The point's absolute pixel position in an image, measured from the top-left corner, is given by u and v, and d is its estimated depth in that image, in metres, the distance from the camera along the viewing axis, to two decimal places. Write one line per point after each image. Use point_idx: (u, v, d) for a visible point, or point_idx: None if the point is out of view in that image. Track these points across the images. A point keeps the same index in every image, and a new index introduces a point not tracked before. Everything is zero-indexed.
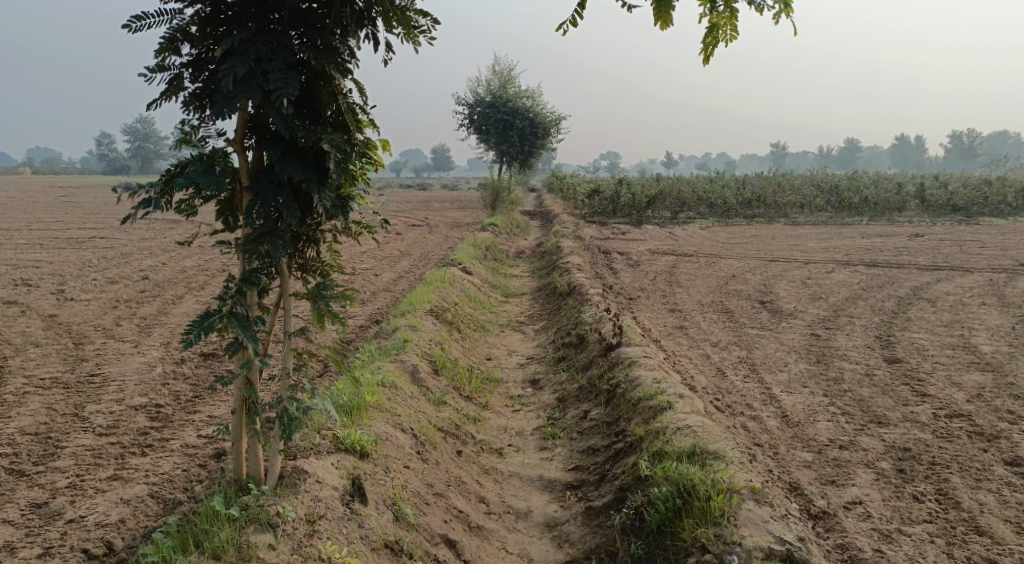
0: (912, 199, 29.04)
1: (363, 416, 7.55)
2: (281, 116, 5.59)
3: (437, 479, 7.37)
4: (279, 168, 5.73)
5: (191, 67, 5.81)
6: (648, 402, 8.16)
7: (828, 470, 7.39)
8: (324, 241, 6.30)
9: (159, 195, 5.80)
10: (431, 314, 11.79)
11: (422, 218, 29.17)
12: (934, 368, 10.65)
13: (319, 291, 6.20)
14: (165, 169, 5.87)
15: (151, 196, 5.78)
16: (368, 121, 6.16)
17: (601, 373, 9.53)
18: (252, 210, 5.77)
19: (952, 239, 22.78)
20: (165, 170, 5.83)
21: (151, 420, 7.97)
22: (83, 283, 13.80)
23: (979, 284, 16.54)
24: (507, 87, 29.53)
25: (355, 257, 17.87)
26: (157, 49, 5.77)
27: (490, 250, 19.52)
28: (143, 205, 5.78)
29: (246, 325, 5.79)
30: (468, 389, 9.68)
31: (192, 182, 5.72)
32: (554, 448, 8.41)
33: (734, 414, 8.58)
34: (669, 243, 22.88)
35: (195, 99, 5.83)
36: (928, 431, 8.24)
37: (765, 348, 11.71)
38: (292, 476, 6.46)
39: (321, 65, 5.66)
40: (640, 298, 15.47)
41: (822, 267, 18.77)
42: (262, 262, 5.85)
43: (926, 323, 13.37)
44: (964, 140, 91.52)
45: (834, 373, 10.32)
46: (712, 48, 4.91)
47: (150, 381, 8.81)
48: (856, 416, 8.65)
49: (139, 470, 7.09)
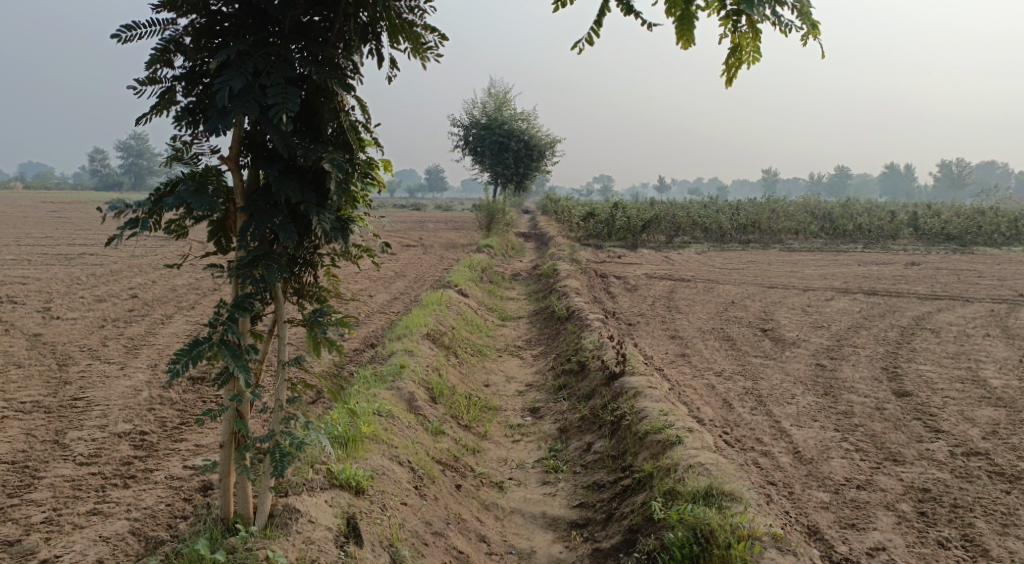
0: (905, 227, 28.82)
1: (358, 448, 7.18)
2: (279, 133, 5.26)
3: (436, 516, 6.99)
4: (276, 188, 5.39)
5: (183, 79, 5.47)
6: (656, 435, 7.79)
7: (847, 512, 7.05)
8: (322, 264, 5.95)
9: (148, 214, 5.44)
10: (427, 338, 11.43)
11: (416, 239, 28.86)
12: (945, 402, 10.30)
13: (315, 318, 5.85)
14: (155, 187, 5.52)
15: (139, 216, 5.42)
16: (371, 140, 5.83)
17: (605, 404, 9.16)
18: (247, 232, 5.41)
19: (949, 269, 22.51)
20: (154, 189, 5.46)
21: (135, 448, 7.57)
22: (69, 301, 13.43)
23: (981, 314, 16.25)
24: (503, 109, 29.33)
25: (349, 278, 17.54)
26: (148, 59, 5.43)
27: (486, 272, 19.19)
28: (129, 225, 5.41)
29: (237, 354, 5.42)
30: (466, 418, 9.30)
31: (182, 202, 5.36)
32: (557, 483, 8.04)
33: (745, 449, 8.22)
34: (666, 268, 22.58)
35: (186, 113, 5.48)
36: (947, 470, 7.89)
37: (771, 379, 11.36)
38: (283, 515, 6.08)
39: (322, 80, 5.33)
40: (640, 323, 15.14)
41: (822, 295, 18.46)
42: (256, 286, 5.48)
43: (932, 355, 13.04)
44: (954, 169, 91.93)
45: (843, 406, 9.97)
46: (735, 70, 4.59)
47: (135, 406, 8.42)
48: (871, 452, 8.31)
49: (119, 504, 6.69)
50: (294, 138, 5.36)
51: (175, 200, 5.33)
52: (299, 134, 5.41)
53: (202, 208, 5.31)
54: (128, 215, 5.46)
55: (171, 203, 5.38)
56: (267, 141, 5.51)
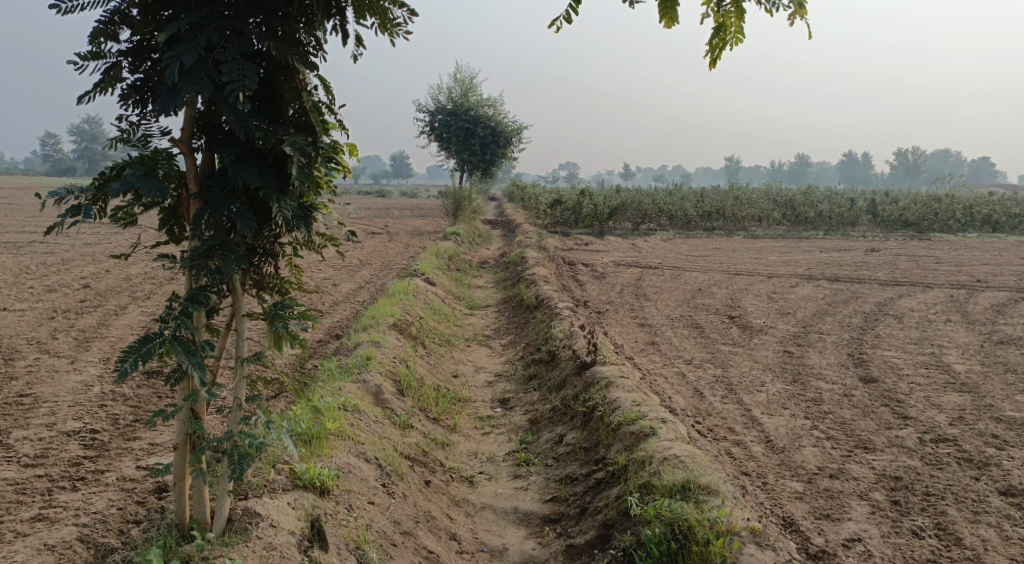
0: (865, 213, 29.05)
1: (323, 446, 7.03)
2: (234, 112, 5.06)
3: (405, 515, 6.87)
4: (234, 173, 5.18)
5: (130, 55, 5.22)
6: (629, 427, 7.73)
7: (821, 502, 7.05)
8: (283, 255, 5.76)
9: (91, 202, 5.17)
10: (394, 328, 11.27)
11: (381, 226, 28.61)
12: (911, 389, 10.33)
13: (276, 312, 5.68)
14: (99, 172, 5.26)
15: (82, 203, 5.15)
16: (335, 122, 5.64)
17: (576, 394, 9.07)
18: (202, 220, 5.20)
19: (908, 255, 22.71)
20: (98, 174, 5.21)
21: (85, 447, 7.49)
22: (20, 291, 13.11)
23: (942, 300, 16.39)
24: (468, 95, 29.16)
25: (313, 267, 17.31)
26: (91, 33, 5.17)
27: (452, 260, 19.03)
28: (71, 212, 5.13)
29: (191, 351, 5.23)
30: (435, 410, 9.18)
31: (128, 187, 5.09)
32: (528, 476, 7.95)
33: (717, 439, 8.19)
34: (632, 255, 22.57)
35: (133, 92, 5.23)
36: (917, 457, 7.90)
37: (740, 366, 11.35)
38: (243, 520, 5.91)
39: (282, 56, 5.12)
40: (608, 312, 15.08)
41: (786, 281, 18.53)
42: (211, 278, 5.28)
43: (896, 340, 13.12)
44: (910, 157, 93.36)
45: (812, 394, 9.96)
46: (720, 51, 4.49)
47: (87, 402, 8.32)
48: (841, 441, 8.30)
49: (67, 509, 6.59)
50: (252, 118, 5.16)
51: (121, 185, 5.06)
52: (258, 113, 5.20)
53: (151, 194, 5.05)
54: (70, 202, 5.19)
55: (116, 189, 5.12)
56: (222, 123, 5.28)
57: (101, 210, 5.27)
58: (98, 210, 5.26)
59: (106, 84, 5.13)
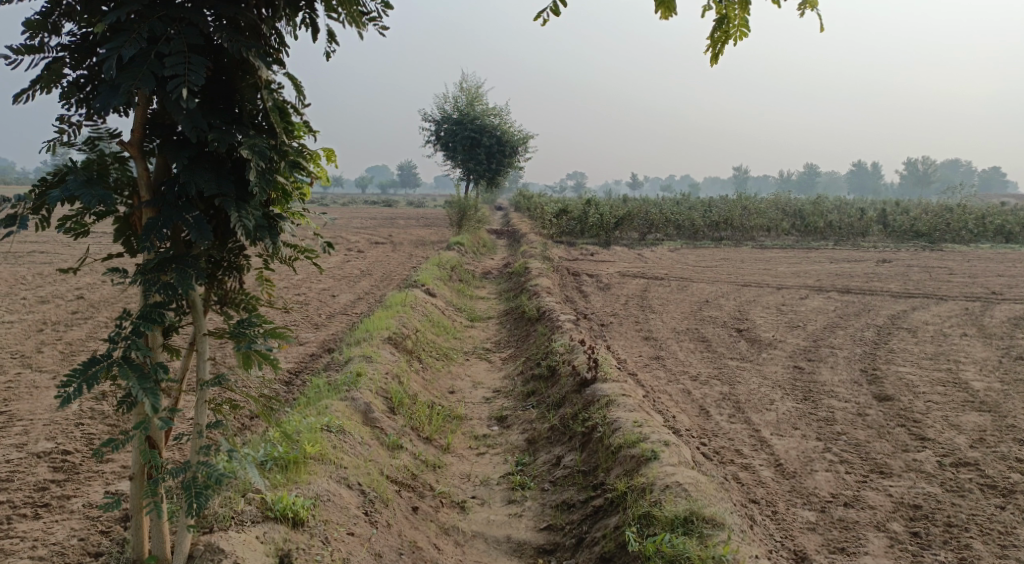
0: (875, 223, 28.53)
1: (301, 471, 6.60)
2: (182, 111, 4.65)
3: (388, 546, 6.44)
4: (186, 179, 4.76)
5: (72, 49, 4.78)
6: (630, 450, 7.28)
7: (835, 534, 6.59)
8: (250, 268, 5.33)
9: (31, 211, 4.78)
10: (388, 342, 10.80)
11: (385, 236, 28.22)
12: (928, 408, 9.82)
13: (241, 330, 5.24)
14: (40, 178, 4.85)
15: (19, 212, 4.75)
16: (303, 124, 5.22)
17: (575, 413, 8.61)
18: (154, 232, 4.78)
19: (921, 265, 22.20)
20: (38, 180, 4.81)
21: (54, 471, 7.05)
22: (12, 303, 12.73)
23: (957, 313, 15.86)
24: (474, 104, 28.71)
25: (311, 278, 16.88)
26: (30, 27, 4.76)
27: (455, 270, 18.57)
28: (6, 223, 4.74)
29: (143, 375, 4.83)
30: (428, 429, 8.70)
31: (69, 195, 4.69)
32: (523, 501, 7.48)
33: (723, 463, 7.71)
34: (639, 266, 22.09)
35: (75, 89, 4.79)
36: (937, 483, 7.42)
37: (748, 383, 10.85)
38: (204, 557, 5.52)
39: (236, 49, 4.70)
40: (613, 325, 14.60)
41: (795, 293, 18.02)
42: (165, 294, 4.87)
43: (911, 355, 12.61)
44: (919, 166, 92.87)
45: (824, 413, 9.46)
46: (722, 45, 4.08)
47: (63, 421, 7.89)
48: (856, 464, 7.82)
49: (25, 539, 6.18)
50: (204, 118, 4.75)
51: (61, 193, 4.66)
52: (212, 113, 4.79)
53: (93, 202, 4.66)
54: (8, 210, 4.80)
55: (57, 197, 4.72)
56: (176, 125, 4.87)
57: (43, 220, 4.90)
58: (39, 220, 4.89)
59: (44, 81, 4.72)
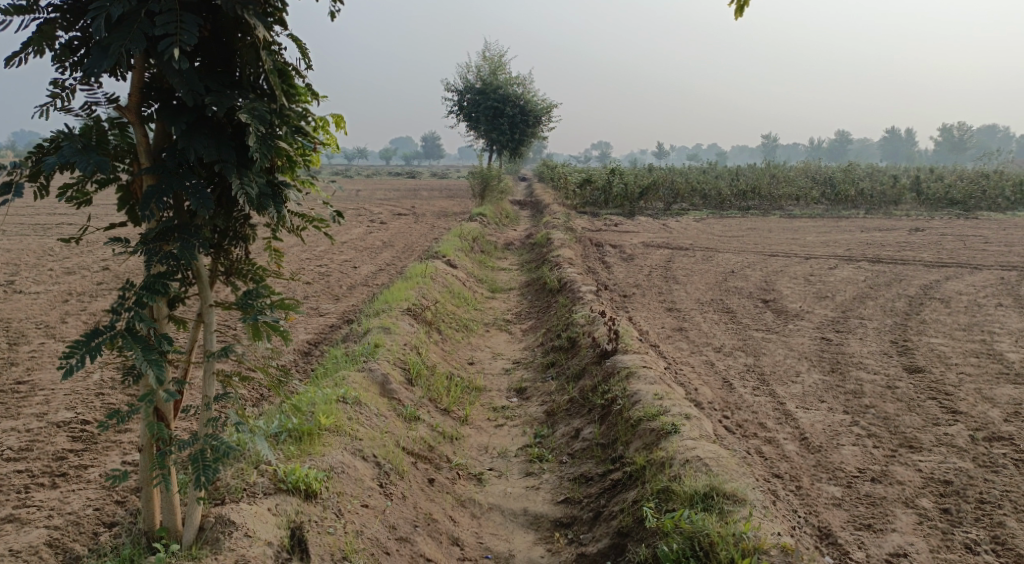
0: (908, 191, 27.95)
1: (315, 443, 6.46)
2: (177, 73, 4.51)
3: (402, 519, 6.31)
4: (184, 145, 4.60)
5: (65, 10, 4.60)
6: (650, 423, 7.09)
7: (862, 511, 6.38)
8: (256, 238, 5.16)
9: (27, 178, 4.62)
10: (408, 313, 10.64)
11: (409, 207, 28.03)
12: (960, 381, 9.54)
13: (247, 301, 5.06)
14: (37, 144, 4.68)
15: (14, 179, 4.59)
16: (306, 88, 5.05)
17: (595, 385, 8.43)
18: (153, 201, 4.61)
19: (955, 234, 21.71)
20: (33, 147, 4.64)
21: (73, 440, 6.96)
22: (38, 274, 12.69)
23: (991, 283, 15.48)
24: (498, 73, 28.28)
25: (333, 250, 16.75)
26: None
27: (477, 241, 18.35)
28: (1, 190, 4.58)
29: (147, 346, 4.67)
30: (445, 401, 8.56)
31: (65, 161, 4.54)
32: (541, 474, 7.33)
33: (746, 436, 7.51)
34: (664, 236, 21.78)
35: (69, 51, 4.62)
36: (969, 459, 7.17)
37: (774, 355, 10.61)
38: (214, 529, 5.40)
39: (229, 7, 4.56)
40: (636, 295, 14.38)
41: (824, 263, 17.69)
42: (167, 264, 4.71)
43: (943, 326, 12.30)
44: (953, 134, 91.27)
45: (852, 386, 9.21)
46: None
47: (83, 390, 7.79)
48: (884, 438, 7.59)
49: (41, 509, 6.10)
50: (201, 81, 4.60)
51: (56, 159, 4.50)
52: (210, 76, 4.64)
53: (89, 168, 4.49)
54: (4, 177, 4.67)
55: (52, 164, 4.57)
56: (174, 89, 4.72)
57: (42, 187, 4.76)
58: (36, 188, 4.74)
59: (36, 42, 4.56)
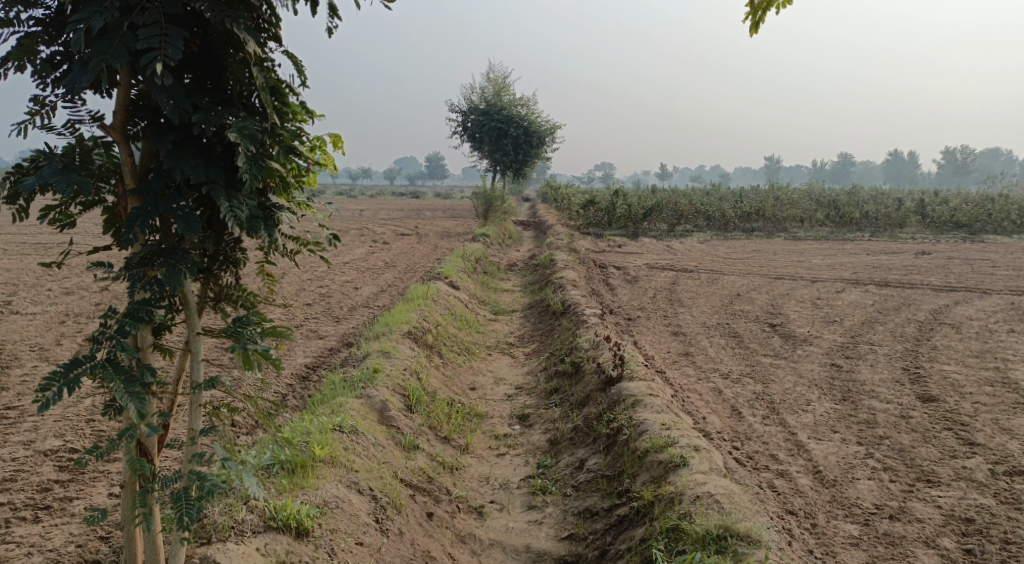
0: (913, 215, 27.72)
1: (309, 476, 6.20)
2: (162, 90, 4.31)
3: (398, 556, 6.04)
4: (171, 166, 4.39)
5: (46, 23, 4.39)
6: (657, 455, 6.82)
7: (881, 551, 6.11)
8: (247, 262, 4.93)
9: None
10: (408, 337, 10.37)
11: (412, 227, 27.85)
12: (976, 410, 9.26)
13: (237, 329, 4.81)
14: (16, 164, 4.46)
15: None
16: (301, 105, 4.85)
17: (600, 413, 8.16)
18: (137, 224, 4.39)
19: (961, 258, 21.46)
20: (12, 166, 4.42)
21: (60, 470, 6.69)
22: (35, 294, 12.46)
23: (1001, 308, 15.19)
24: (501, 94, 28.19)
25: (334, 270, 16.53)
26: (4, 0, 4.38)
27: (480, 262, 18.11)
28: None
29: (129, 379, 4.42)
30: (446, 428, 8.28)
31: (44, 182, 4.33)
32: (544, 508, 7.05)
33: (758, 469, 7.23)
34: (668, 258, 21.56)
35: (50, 66, 4.40)
36: (990, 495, 6.89)
37: (783, 382, 10.33)
38: None
39: (218, 19, 4.35)
40: (641, 319, 14.12)
41: (831, 286, 17.42)
42: (151, 291, 4.48)
43: (955, 353, 12.02)
44: (956, 157, 91.21)
45: (864, 415, 8.92)
46: (762, 14, 3.99)
47: (73, 416, 7.53)
48: (901, 472, 7.31)
49: (21, 545, 5.83)
50: (189, 98, 4.41)
51: (35, 180, 4.29)
52: (198, 93, 4.44)
53: (68, 190, 4.28)
54: None
55: (31, 185, 4.35)
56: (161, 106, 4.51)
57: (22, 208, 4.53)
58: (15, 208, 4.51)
59: (16, 57, 4.34)
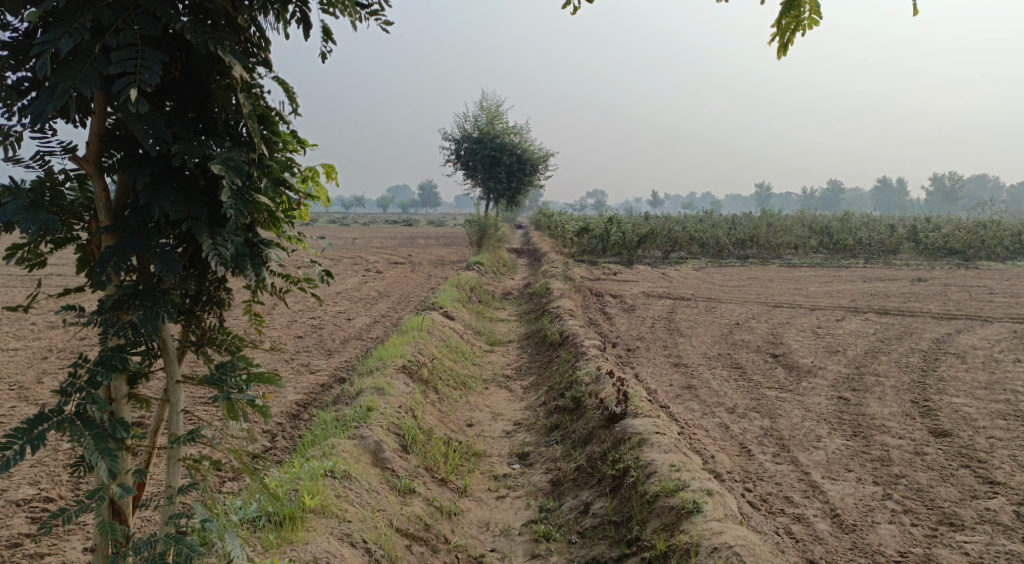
0: (906, 241, 27.51)
1: (297, 529, 5.83)
2: (138, 118, 3.99)
3: None
4: (148, 201, 4.06)
5: (11, 48, 4.07)
6: (668, 500, 6.46)
7: None
8: (232, 303, 4.59)
9: None
10: (402, 371, 9.97)
11: (405, 256, 27.53)
12: (992, 446, 8.91)
13: (219, 376, 4.45)
14: None
15: None
16: (290, 134, 4.54)
17: (604, 453, 7.80)
18: (111, 263, 4.05)
19: (958, 285, 21.23)
20: None
21: (32, 522, 6.29)
22: (18, 329, 12.06)
23: (1005, 336, 14.89)
24: (495, 122, 27.95)
25: (326, 302, 16.16)
26: None
27: (474, 291, 17.76)
28: None
29: (100, 434, 4.07)
30: (443, 470, 7.92)
31: (7, 220, 3.99)
32: (548, 557, 6.69)
33: (773, 514, 6.89)
34: (664, 285, 21.26)
35: (15, 93, 4.07)
36: (1017, 539, 6.57)
37: (791, 417, 9.97)
38: None
39: (200, 41, 4.04)
40: (639, 350, 13.79)
41: (830, 315, 17.10)
42: (124, 337, 4.14)
43: (964, 384, 11.69)
44: (946, 183, 91.46)
45: (878, 452, 8.57)
46: (791, 35, 3.68)
47: (50, 461, 7.13)
48: (922, 514, 6.97)
49: None
50: (169, 127, 4.08)
51: None
52: (179, 121, 4.12)
53: (33, 228, 3.95)
54: None
55: None
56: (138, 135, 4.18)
57: None
58: None
59: None
